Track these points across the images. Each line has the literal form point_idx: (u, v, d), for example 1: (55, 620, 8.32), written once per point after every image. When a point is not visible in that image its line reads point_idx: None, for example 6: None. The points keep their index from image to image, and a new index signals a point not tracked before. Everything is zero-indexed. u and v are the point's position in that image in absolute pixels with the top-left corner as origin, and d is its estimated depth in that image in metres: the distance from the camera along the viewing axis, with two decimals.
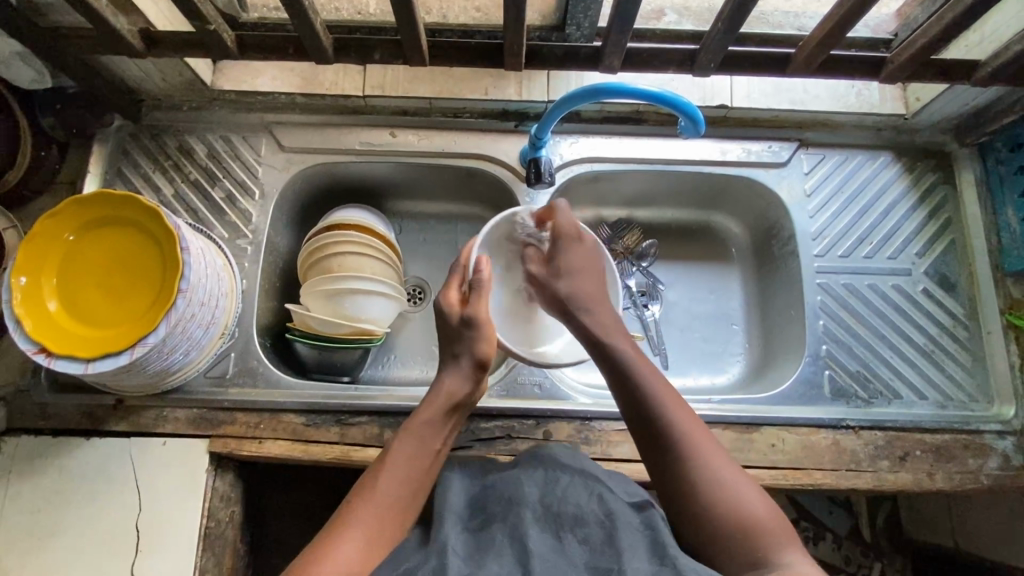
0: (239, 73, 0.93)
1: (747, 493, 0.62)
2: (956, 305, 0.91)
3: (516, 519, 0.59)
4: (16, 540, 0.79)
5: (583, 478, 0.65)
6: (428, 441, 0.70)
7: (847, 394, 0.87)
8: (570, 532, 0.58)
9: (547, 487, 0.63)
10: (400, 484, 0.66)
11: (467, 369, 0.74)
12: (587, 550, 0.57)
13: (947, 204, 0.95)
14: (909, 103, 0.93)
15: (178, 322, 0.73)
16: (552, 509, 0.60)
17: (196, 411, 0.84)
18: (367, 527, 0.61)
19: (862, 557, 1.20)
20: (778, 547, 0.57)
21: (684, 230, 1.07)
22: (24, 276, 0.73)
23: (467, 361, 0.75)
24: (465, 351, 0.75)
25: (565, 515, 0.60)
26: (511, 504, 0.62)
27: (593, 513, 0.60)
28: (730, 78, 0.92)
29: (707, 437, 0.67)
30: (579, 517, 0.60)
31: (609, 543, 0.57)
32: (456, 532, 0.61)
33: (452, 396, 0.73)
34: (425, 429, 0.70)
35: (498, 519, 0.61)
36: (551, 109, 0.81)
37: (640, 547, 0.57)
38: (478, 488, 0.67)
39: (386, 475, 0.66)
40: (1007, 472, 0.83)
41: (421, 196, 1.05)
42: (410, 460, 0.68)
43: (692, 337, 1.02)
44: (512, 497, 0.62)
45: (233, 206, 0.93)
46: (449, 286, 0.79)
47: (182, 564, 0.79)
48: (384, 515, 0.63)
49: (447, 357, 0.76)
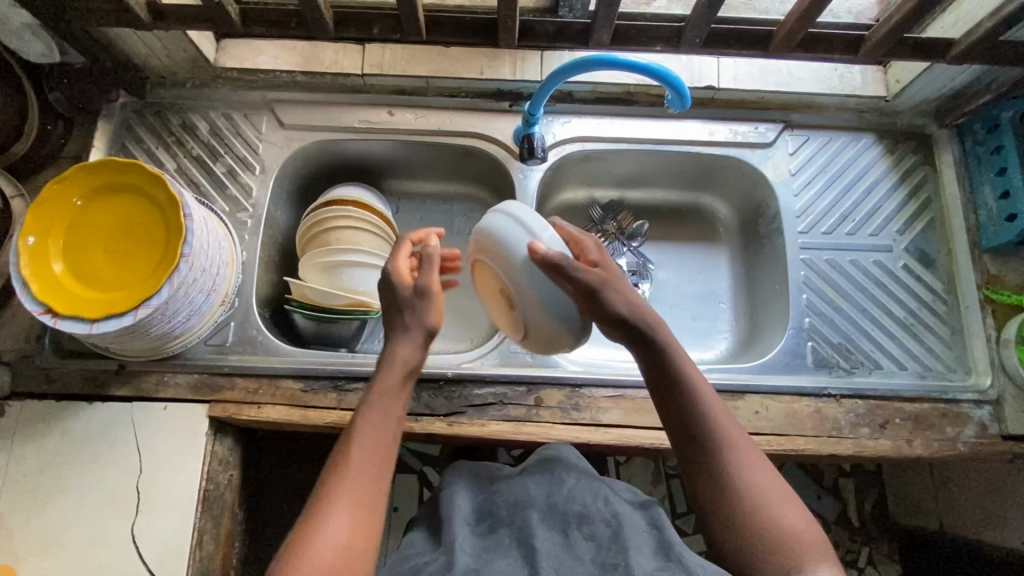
0: (243, 51, 0.96)
1: (787, 508, 0.60)
2: (935, 280, 0.95)
3: (523, 521, 0.68)
4: (19, 500, 0.81)
5: (588, 478, 0.74)
6: (389, 408, 0.66)
7: (829, 364, 0.90)
8: (577, 530, 0.67)
9: (554, 489, 0.72)
10: (370, 457, 0.62)
11: (418, 337, 0.70)
12: (593, 546, 0.66)
13: (927, 183, 0.98)
14: (890, 85, 0.97)
15: (181, 285, 0.75)
16: (560, 509, 0.70)
17: (197, 377, 0.87)
18: (350, 503, 0.59)
19: (850, 542, 1.23)
20: (812, 560, 0.57)
21: (674, 211, 1.11)
22: (32, 237, 0.75)
23: (419, 331, 0.70)
24: (416, 323, 0.70)
25: (572, 515, 0.69)
26: (518, 506, 0.71)
27: (598, 513, 0.69)
28: (717, 61, 0.96)
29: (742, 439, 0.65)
30: (586, 516, 0.69)
31: (613, 541, 0.66)
32: (465, 532, 0.68)
33: (406, 361, 0.68)
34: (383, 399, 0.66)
35: (505, 522, 0.70)
36: (544, 84, 0.84)
37: (643, 545, 0.66)
38: (484, 495, 0.74)
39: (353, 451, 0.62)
40: (983, 440, 0.86)
41: (417, 176, 1.07)
42: (377, 433, 0.64)
43: (681, 314, 1.04)
44: (520, 501, 0.71)
45: (234, 180, 0.95)
46: (398, 255, 0.75)
47: (182, 525, 0.81)
48: (366, 489, 0.60)
49: (394, 324, 0.71)
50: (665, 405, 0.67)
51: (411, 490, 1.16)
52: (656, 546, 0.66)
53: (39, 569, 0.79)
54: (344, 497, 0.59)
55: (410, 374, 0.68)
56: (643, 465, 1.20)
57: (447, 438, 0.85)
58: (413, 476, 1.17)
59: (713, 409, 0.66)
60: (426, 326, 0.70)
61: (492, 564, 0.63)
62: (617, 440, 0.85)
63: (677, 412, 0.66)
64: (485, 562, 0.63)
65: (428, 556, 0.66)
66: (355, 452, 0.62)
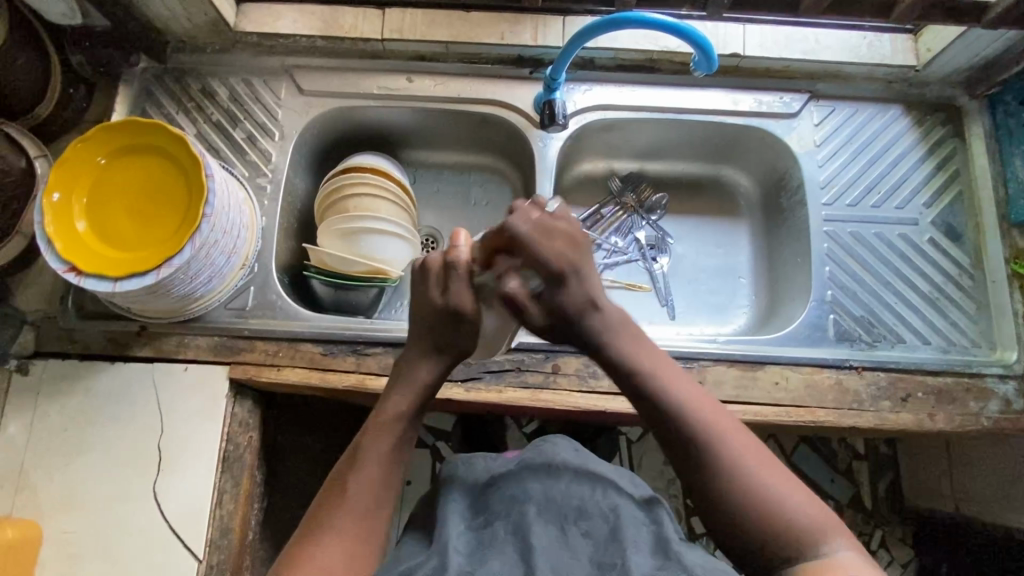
0: (263, 15, 0.95)
1: (795, 499, 0.58)
2: (962, 254, 0.93)
3: (519, 516, 0.67)
4: (44, 457, 0.82)
5: (585, 475, 0.74)
6: (392, 442, 0.65)
7: (851, 337, 0.89)
8: (574, 525, 0.68)
9: (551, 483, 0.72)
10: (373, 488, 0.62)
11: (446, 360, 0.68)
12: (591, 544, 0.66)
13: (955, 156, 0.96)
14: (920, 54, 0.95)
15: (203, 246, 0.76)
16: (556, 504, 0.70)
17: (217, 339, 0.87)
18: (346, 535, 0.60)
19: (863, 525, 1.22)
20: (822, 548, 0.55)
21: (695, 184, 1.09)
22: (56, 194, 0.76)
23: (449, 356, 0.68)
24: (447, 348, 0.67)
25: (570, 511, 0.69)
26: (514, 502, 0.70)
27: (595, 509, 0.69)
28: (743, 27, 0.94)
29: (742, 437, 0.61)
30: (582, 511, 0.69)
31: (610, 538, 0.66)
32: (459, 532, 0.68)
33: (422, 385, 0.67)
34: (395, 426, 0.65)
35: (501, 515, 0.69)
36: (566, 47, 0.83)
37: (642, 542, 0.66)
38: (480, 488, 0.74)
39: (355, 482, 0.62)
40: (1006, 415, 0.85)
41: (435, 146, 1.07)
42: (385, 462, 0.64)
43: (699, 288, 1.04)
44: (516, 496, 0.70)
45: (254, 146, 0.95)
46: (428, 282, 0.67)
47: (202, 483, 0.82)
48: (367, 522, 0.61)
49: (422, 338, 0.68)
50: (640, 409, 0.64)
51: (424, 464, 1.17)
52: (654, 541, 0.66)
53: (64, 525, 0.80)
54: (342, 528, 0.60)
55: (426, 401, 0.68)
56: (656, 444, 1.20)
57: (464, 404, 0.85)
58: (426, 450, 1.17)
59: (684, 403, 0.63)
60: (464, 343, 0.67)
61: (484, 565, 0.62)
62: (635, 408, 0.84)
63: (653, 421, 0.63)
64: (479, 562, 0.63)
65: (419, 558, 0.66)
66: (358, 479, 0.62)
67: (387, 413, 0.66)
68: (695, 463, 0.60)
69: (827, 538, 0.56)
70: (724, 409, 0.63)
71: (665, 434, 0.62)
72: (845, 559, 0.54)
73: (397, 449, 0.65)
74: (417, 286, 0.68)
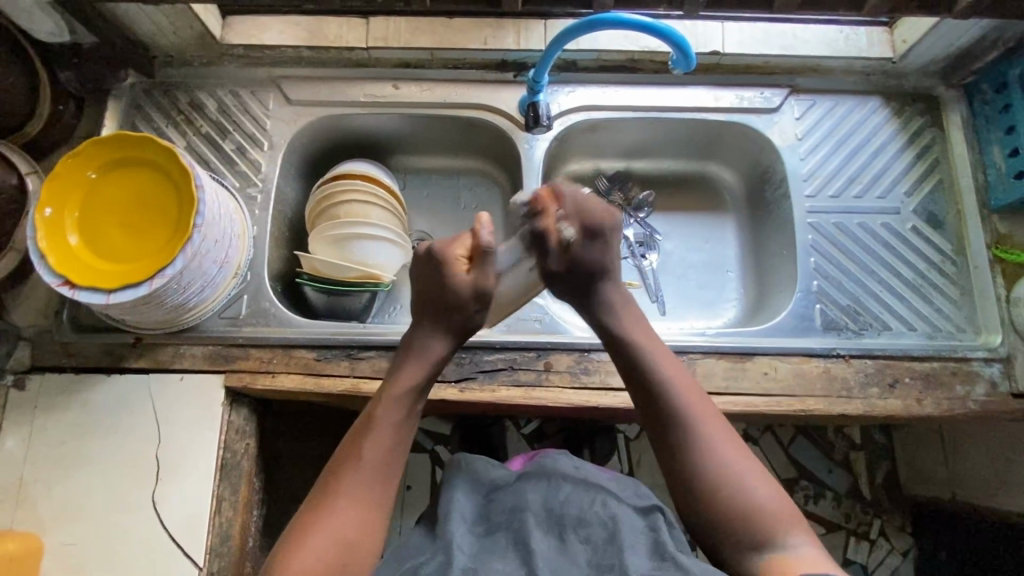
0: (248, 28, 0.97)
1: (760, 490, 0.64)
2: (944, 241, 0.94)
3: (519, 526, 0.69)
4: (43, 471, 0.83)
5: (585, 485, 0.73)
6: (404, 411, 0.69)
7: (838, 325, 0.90)
8: (573, 533, 0.68)
9: (550, 495, 0.72)
10: (387, 451, 0.66)
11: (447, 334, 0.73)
12: (590, 548, 0.67)
13: (935, 144, 0.98)
14: (896, 46, 0.97)
15: (195, 255, 0.76)
16: (556, 514, 0.70)
17: (212, 348, 0.88)
18: (353, 500, 0.63)
19: (862, 514, 1.22)
20: (784, 531, 0.62)
21: (680, 180, 1.10)
22: (49, 208, 0.77)
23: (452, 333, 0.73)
24: (452, 326, 0.73)
25: (569, 519, 0.69)
26: (514, 513, 0.71)
27: (594, 518, 0.70)
28: (721, 24, 0.96)
29: (722, 426, 0.68)
30: (581, 519, 0.70)
31: (608, 542, 0.67)
32: (462, 532, 0.69)
33: (434, 359, 0.72)
34: (406, 398, 0.70)
35: (502, 526, 0.70)
36: (545, 51, 0.85)
37: (639, 547, 0.67)
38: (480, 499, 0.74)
39: (368, 448, 0.66)
40: (992, 398, 0.86)
41: (423, 151, 1.08)
42: (397, 428, 0.68)
43: (688, 283, 1.05)
44: (516, 506, 0.71)
45: (244, 156, 0.96)
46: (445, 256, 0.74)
47: (201, 491, 0.82)
48: (379, 487, 0.65)
49: (433, 308, 0.73)
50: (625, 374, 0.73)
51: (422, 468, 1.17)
52: (651, 546, 0.68)
53: (65, 536, 0.81)
54: (353, 493, 0.64)
55: (434, 374, 0.72)
56: None
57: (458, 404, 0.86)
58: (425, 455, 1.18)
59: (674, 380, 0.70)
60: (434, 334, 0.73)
61: None
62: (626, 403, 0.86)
63: (642, 390, 0.71)
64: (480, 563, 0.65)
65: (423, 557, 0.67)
66: (370, 444, 0.66)
67: (396, 385, 0.70)
68: (672, 426, 0.68)
69: (790, 528, 0.62)
70: (707, 399, 0.71)
71: (640, 392, 0.71)
72: (807, 551, 0.61)
73: (406, 415, 0.69)
74: (432, 269, 0.73)
